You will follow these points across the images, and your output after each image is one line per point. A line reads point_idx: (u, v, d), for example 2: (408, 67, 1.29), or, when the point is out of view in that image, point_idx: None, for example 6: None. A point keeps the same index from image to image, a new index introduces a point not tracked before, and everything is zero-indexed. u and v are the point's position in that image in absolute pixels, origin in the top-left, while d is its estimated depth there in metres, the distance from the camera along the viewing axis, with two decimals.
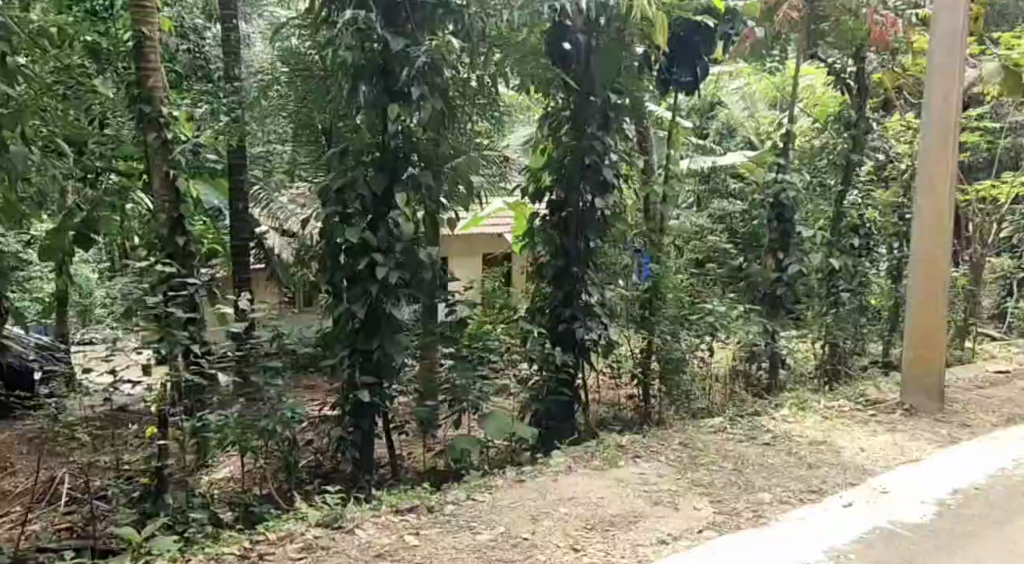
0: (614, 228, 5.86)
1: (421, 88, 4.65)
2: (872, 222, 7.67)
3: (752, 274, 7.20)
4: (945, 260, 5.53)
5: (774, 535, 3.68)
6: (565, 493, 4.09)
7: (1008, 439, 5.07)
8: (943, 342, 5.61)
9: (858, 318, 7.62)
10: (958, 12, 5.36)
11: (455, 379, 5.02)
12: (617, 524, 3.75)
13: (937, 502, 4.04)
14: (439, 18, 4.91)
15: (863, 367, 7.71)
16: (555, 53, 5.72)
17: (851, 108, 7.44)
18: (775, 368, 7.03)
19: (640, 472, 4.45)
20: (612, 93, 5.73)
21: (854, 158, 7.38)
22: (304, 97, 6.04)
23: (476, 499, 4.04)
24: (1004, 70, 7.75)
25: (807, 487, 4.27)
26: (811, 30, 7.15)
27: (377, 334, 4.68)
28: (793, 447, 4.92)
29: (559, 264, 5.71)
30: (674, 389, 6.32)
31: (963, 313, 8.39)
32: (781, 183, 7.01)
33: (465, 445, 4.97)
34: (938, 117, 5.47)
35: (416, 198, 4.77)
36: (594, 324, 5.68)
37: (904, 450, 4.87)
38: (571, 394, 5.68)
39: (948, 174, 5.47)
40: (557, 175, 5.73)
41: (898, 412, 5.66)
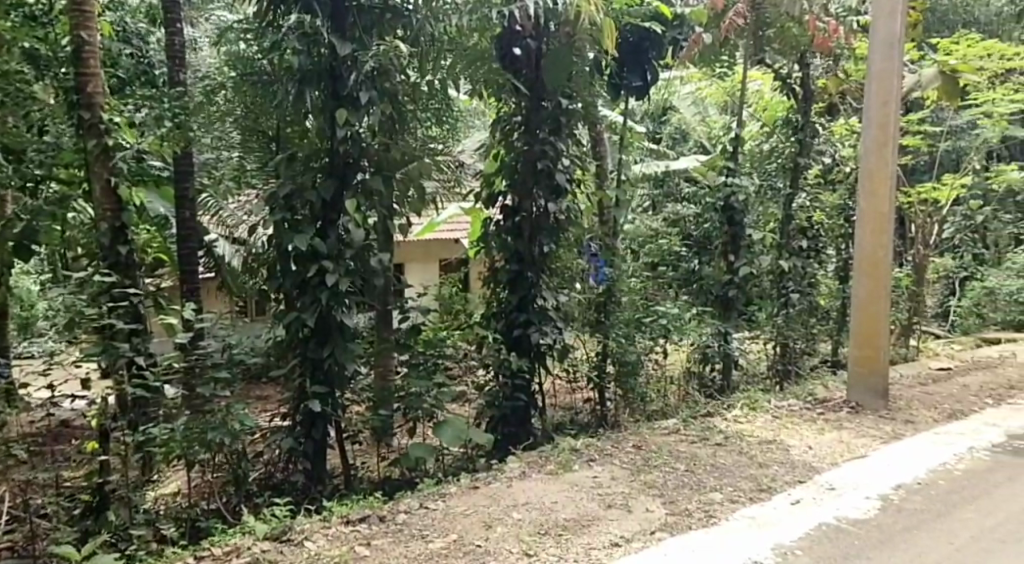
0: (568, 232, 5.88)
1: (370, 92, 4.64)
2: (820, 224, 7.84)
3: (705, 275, 7.30)
4: (888, 261, 5.65)
5: (726, 535, 3.71)
6: (518, 498, 4.10)
7: (950, 434, 5.20)
8: (886, 342, 5.73)
9: (808, 319, 7.76)
10: (896, 19, 5.50)
11: (410, 386, 5.00)
12: (569, 528, 3.76)
13: (881, 497, 4.12)
14: (387, 24, 4.89)
15: (813, 367, 7.88)
16: (504, 57, 5.75)
17: (797, 112, 7.60)
18: (729, 369, 7.13)
19: (594, 476, 4.46)
20: (563, 98, 5.74)
21: (802, 161, 7.57)
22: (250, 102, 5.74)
23: (429, 507, 4.01)
24: (942, 75, 8.07)
25: (757, 486, 4.32)
26: (758, 35, 7.25)
27: (329, 342, 4.65)
28: (744, 446, 4.98)
29: (513, 269, 5.72)
30: (630, 392, 6.36)
31: (907, 312, 8.59)
32: (730, 187, 7.15)
33: (421, 453, 4.91)
34: (878, 121, 5.59)
35: (365, 202, 4.69)
36: (549, 329, 5.68)
37: (851, 447, 4.97)
38: (527, 398, 5.68)
39: (889, 176, 5.60)
40: (511, 179, 5.74)
41: (845, 409, 5.78)
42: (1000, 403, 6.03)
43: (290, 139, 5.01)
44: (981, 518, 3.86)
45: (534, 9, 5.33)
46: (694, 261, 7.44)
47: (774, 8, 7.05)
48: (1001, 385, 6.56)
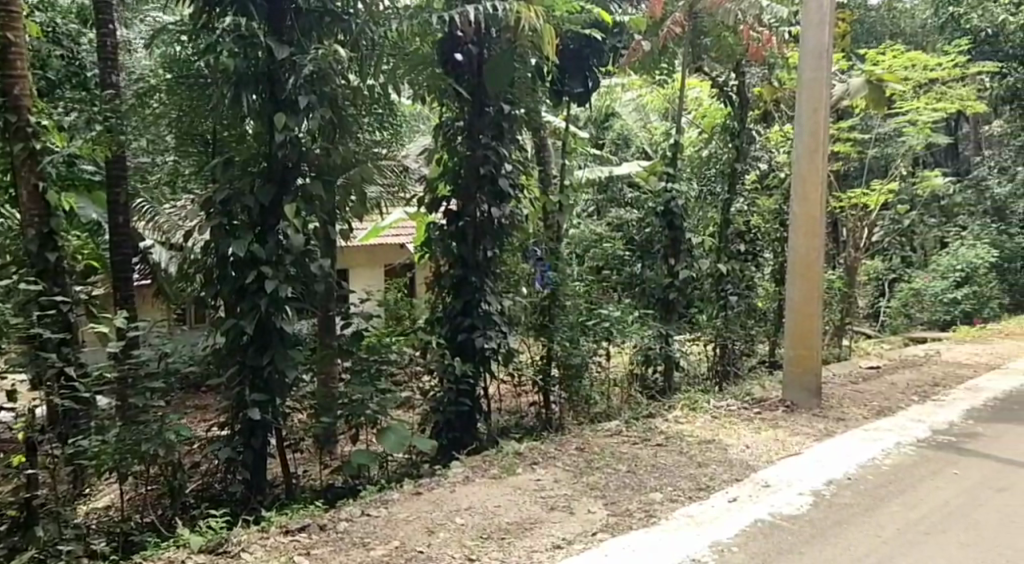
0: (511, 238, 5.92)
1: (310, 97, 4.58)
2: (758, 228, 8.04)
3: (647, 279, 7.40)
4: (820, 264, 5.81)
5: (666, 535, 3.78)
6: (460, 503, 4.11)
7: (879, 430, 5.38)
8: (820, 342, 5.89)
9: (746, 320, 7.95)
10: (825, 29, 5.68)
11: (353, 393, 4.98)
12: (512, 531, 3.79)
13: (814, 493, 4.25)
14: (326, 27, 4.85)
15: (751, 368, 8.09)
16: (447, 63, 5.78)
17: (734, 119, 7.81)
18: (670, 371, 7.25)
19: (537, 479, 4.50)
20: (505, 103, 5.78)
21: (739, 167, 7.78)
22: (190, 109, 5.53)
23: (371, 514, 4.00)
24: (868, 85, 8.35)
25: (696, 485, 4.41)
26: (696, 43, 7.41)
27: (269, 349, 4.59)
28: (683, 447, 5.08)
29: (457, 274, 5.72)
30: (574, 394, 6.42)
31: (840, 313, 8.85)
32: (670, 193, 7.28)
33: (363, 460, 4.89)
34: (809, 127, 5.76)
35: (305, 207, 4.64)
36: (493, 333, 5.72)
37: (786, 444, 5.11)
38: (472, 403, 5.69)
39: (820, 182, 5.76)
40: (454, 184, 5.75)
41: (781, 409, 5.93)
42: (926, 399, 6.27)
43: (228, 143, 4.95)
44: (906, 511, 4.00)
45: (474, 14, 5.35)
46: (638, 264, 7.47)
47: (711, 16, 7.20)
48: (926, 382, 6.82)
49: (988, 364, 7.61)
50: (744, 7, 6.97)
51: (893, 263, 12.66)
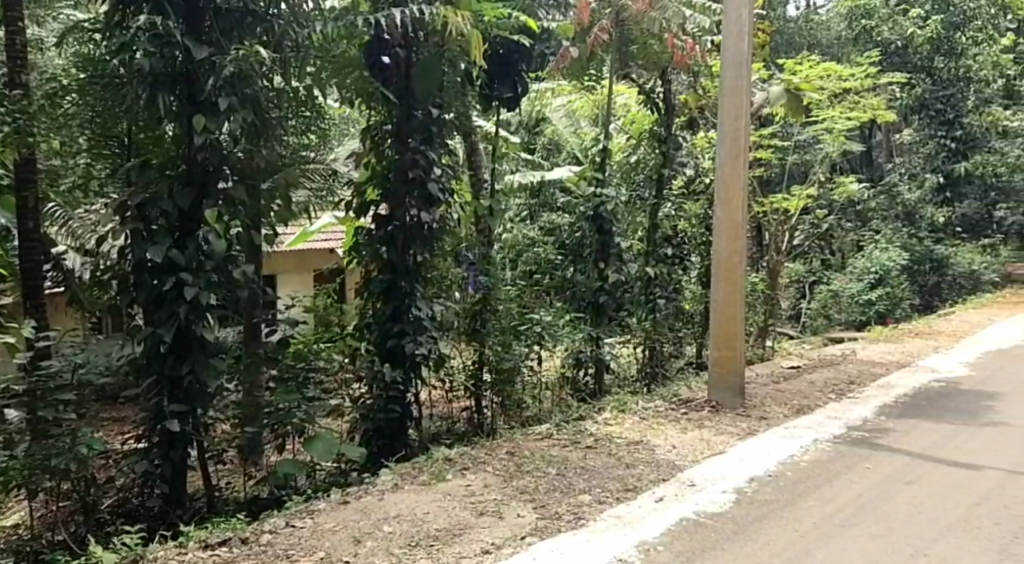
0: (441, 242, 5.89)
1: (230, 98, 4.47)
2: (685, 232, 8.22)
3: (577, 282, 7.48)
4: (743, 266, 5.94)
5: (593, 536, 3.81)
6: (389, 511, 4.06)
7: (799, 428, 5.53)
8: (743, 343, 6.02)
9: (674, 322, 8.09)
10: (743, 40, 5.85)
11: (279, 402, 4.90)
12: (441, 538, 3.76)
13: (736, 490, 4.34)
14: (249, 27, 4.75)
15: (679, 369, 8.26)
16: (374, 66, 5.75)
17: (660, 125, 7.98)
18: (600, 373, 7.34)
19: (467, 484, 4.48)
20: (434, 107, 5.75)
21: (666, 172, 7.98)
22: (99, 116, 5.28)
23: (296, 525, 3.93)
24: (787, 93, 8.65)
25: (623, 486, 4.46)
26: (623, 51, 7.56)
27: (188, 358, 4.47)
28: (612, 448, 5.13)
29: (387, 279, 5.66)
30: (506, 399, 6.41)
31: (763, 314, 9.11)
32: (600, 197, 7.35)
33: (289, 469, 4.80)
34: (730, 134, 5.90)
35: (227, 212, 4.53)
36: (423, 339, 5.64)
37: (711, 444, 5.21)
38: (401, 410, 5.63)
39: (741, 186, 5.91)
40: (383, 188, 5.70)
41: (706, 409, 6.05)
42: (842, 397, 6.48)
43: (143, 144, 4.89)
44: (821, 505, 4.12)
45: (400, 18, 5.34)
46: (569, 268, 7.56)
47: (637, 24, 7.37)
48: (843, 380, 7.05)
49: (901, 362, 7.92)
50: (669, 15, 7.12)
51: (813, 265, 13.08)
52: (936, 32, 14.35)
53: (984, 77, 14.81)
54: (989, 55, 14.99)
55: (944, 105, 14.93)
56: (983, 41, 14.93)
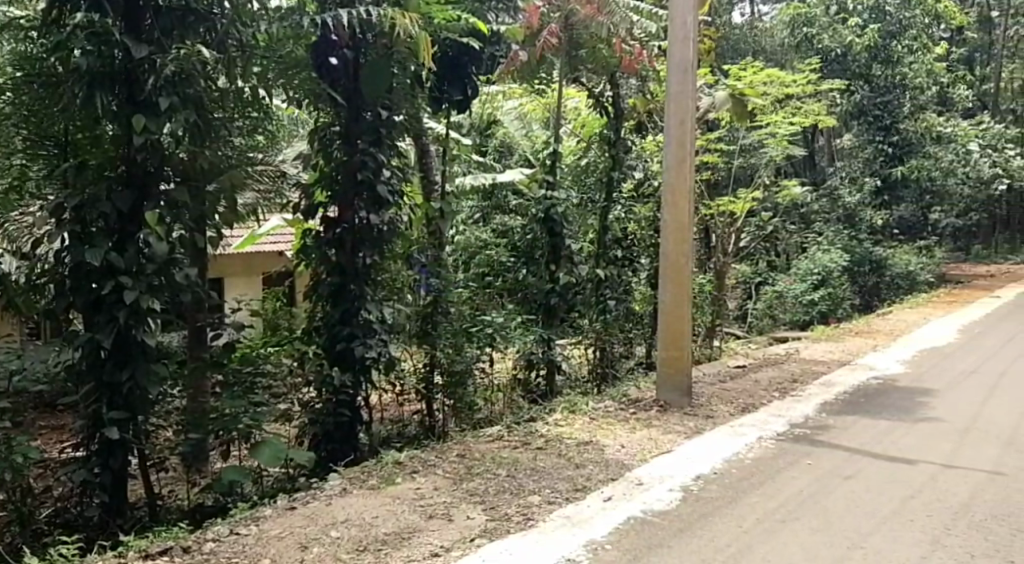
0: (391, 245, 5.84)
1: (171, 98, 4.39)
2: (635, 234, 8.31)
3: (529, 284, 7.48)
4: (689, 268, 6.02)
5: (542, 537, 3.82)
6: (337, 516, 4.02)
7: (743, 426, 5.63)
8: (690, 344, 6.09)
9: (624, 323, 8.16)
10: (689, 46, 5.93)
11: (225, 407, 4.87)
12: (390, 542, 3.74)
13: (683, 489, 4.39)
14: (191, 26, 4.66)
15: (629, 369, 8.34)
16: (322, 67, 5.72)
17: (610, 129, 8.05)
18: (552, 375, 7.37)
19: (416, 488, 4.46)
20: (383, 109, 5.70)
21: (615, 175, 7.95)
22: (28, 118, 5.11)
23: (240, 533, 3.86)
24: (731, 99, 8.81)
25: (573, 486, 4.49)
26: (573, 55, 7.59)
27: (128, 364, 4.37)
28: (562, 449, 5.15)
29: (336, 282, 5.60)
30: (458, 402, 6.38)
31: (711, 314, 9.26)
32: (550, 200, 7.36)
33: (234, 477, 4.70)
34: (676, 138, 5.97)
35: (169, 214, 4.45)
36: (373, 342, 5.57)
37: (659, 443, 5.26)
38: (351, 414, 5.57)
39: (687, 189, 5.99)
40: (331, 190, 5.64)
41: (654, 409, 6.12)
42: (786, 395, 6.60)
43: (81, 145, 4.75)
44: (765, 501, 4.19)
45: (347, 19, 5.30)
46: (521, 270, 7.57)
47: (586, 29, 7.40)
48: (787, 379, 7.20)
49: (842, 360, 8.11)
50: (616, 19, 7.30)
51: (759, 266, 13.32)
52: (874, 39, 14.72)
53: (919, 84, 15.26)
54: (924, 62, 15.41)
55: (881, 111, 15.34)
56: (918, 49, 15.35)
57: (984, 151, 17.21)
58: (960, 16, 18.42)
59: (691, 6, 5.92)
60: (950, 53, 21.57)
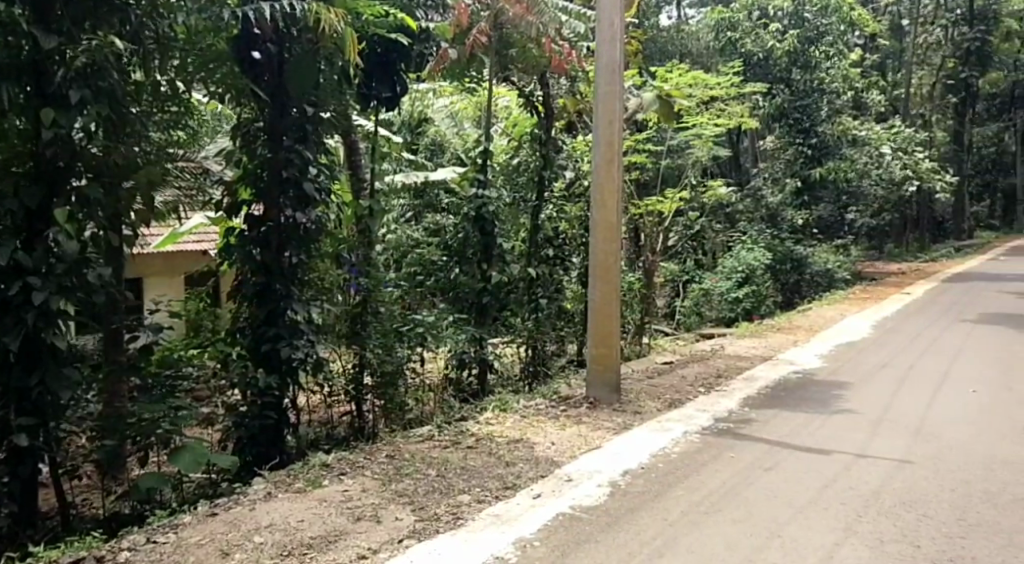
0: (318, 245, 5.73)
1: (82, 91, 4.22)
2: (567, 233, 8.37)
3: (460, 283, 7.44)
4: (618, 265, 6.07)
5: (470, 536, 3.79)
6: (260, 521, 3.92)
7: (669, 421, 5.72)
8: (619, 341, 6.15)
9: (555, 322, 8.21)
10: (616, 46, 5.99)
11: (143, 412, 4.72)
12: (315, 546, 3.66)
13: (611, 484, 4.43)
14: (102, 17, 4.50)
15: (561, 367, 8.39)
16: (245, 62, 5.58)
17: (540, 128, 8.10)
18: (483, 373, 7.36)
19: (343, 490, 4.39)
20: (308, 104, 5.59)
21: (547, 174, 8.04)
22: None
23: (157, 541, 3.74)
24: (659, 99, 8.98)
25: (503, 484, 4.48)
26: (502, 54, 7.58)
27: (38, 368, 4.20)
28: (493, 447, 5.14)
29: (260, 281, 5.47)
30: (389, 403, 6.30)
31: (639, 313, 9.41)
32: (481, 199, 7.33)
33: (153, 483, 4.56)
34: (604, 136, 6.02)
35: (80, 211, 4.29)
36: (300, 342, 5.46)
37: (588, 439, 5.30)
38: (277, 416, 5.46)
39: (615, 187, 6.03)
40: (256, 188, 5.51)
41: (584, 406, 6.16)
42: (710, 390, 6.73)
43: None
44: (689, 494, 4.26)
45: (270, 12, 5.17)
46: (452, 269, 7.50)
47: (515, 28, 7.40)
48: (711, 374, 7.34)
49: (765, 356, 8.30)
50: (546, 19, 7.23)
51: (686, 265, 13.56)
52: (794, 45, 15.17)
53: (837, 88, 15.81)
54: (841, 68, 15.89)
55: (801, 114, 15.75)
56: (834, 55, 15.78)
57: (897, 153, 17.79)
58: (874, 25, 19.17)
59: (618, 7, 5.97)
60: (865, 60, 22.44)
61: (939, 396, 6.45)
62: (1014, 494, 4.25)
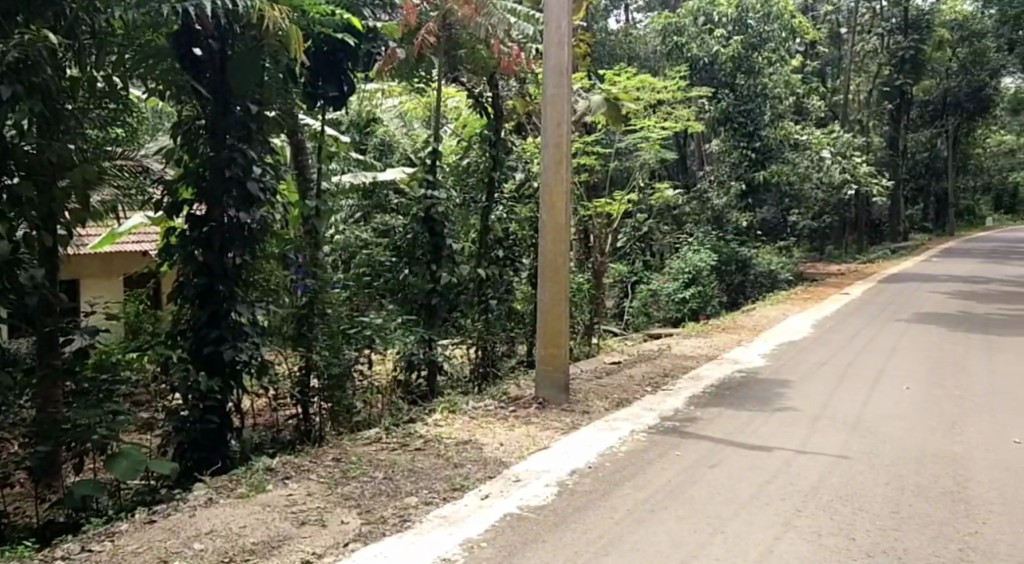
0: (264, 245, 5.61)
1: (14, 86, 4.07)
2: (518, 234, 8.36)
3: (409, 284, 7.33)
4: (566, 266, 6.09)
5: (417, 539, 3.76)
6: (201, 527, 3.83)
7: (617, 420, 5.75)
8: (567, 341, 6.17)
9: (505, 323, 8.20)
10: (563, 49, 6.01)
11: (79, 417, 4.58)
12: (257, 551, 3.59)
13: (559, 483, 4.44)
14: (36, 9, 4.36)
15: (510, 368, 8.40)
16: (186, 59, 5.47)
17: (490, 130, 8.09)
18: (433, 375, 7.32)
19: (288, 494, 4.31)
20: (252, 103, 5.49)
21: (496, 175, 8.04)
22: None
23: (93, 549, 3.63)
24: (607, 102, 9.08)
25: (451, 485, 4.45)
26: (451, 54, 7.57)
27: None
28: (441, 449, 5.11)
29: (203, 282, 5.34)
30: (336, 405, 6.18)
31: (588, 313, 9.47)
32: (430, 200, 7.24)
33: (87, 490, 4.42)
34: (552, 138, 6.04)
35: (11, 211, 4.19)
36: (244, 345, 5.36)
37: (537, 439, 5.31)
38: (220, 420, 5.35)
39: (563, 189, 6.05)
40: (197, 187, 5.40)
41: (533, 406, 6.16)
42: (657, 389, 6.80)
43: None
44: (636, 492, 4.29)
45: (212, 8, 5.07)
46: (401, 270, 7.42)
47: (464, 29, 7.39)
48: (658, 373, 7.42)
49: (710, 355, 8.43)
50: (495, 21, 7.23)
51: (635, 266, 13.70)
52: (738, 50, 15.44)
53: (779, 94, 16.13)
54: (783, 74, 16.22)
55: (745, 118, 16.01)
56: (777, 61, 16.10)
57: (836, 157, 18.20)
58: (815, 33, 19.62)
59: (566, 10, 6.00)
60: (806, 66, 22.96)
61: (876, 393, 6.62)
62: (946, 487, 4.37)
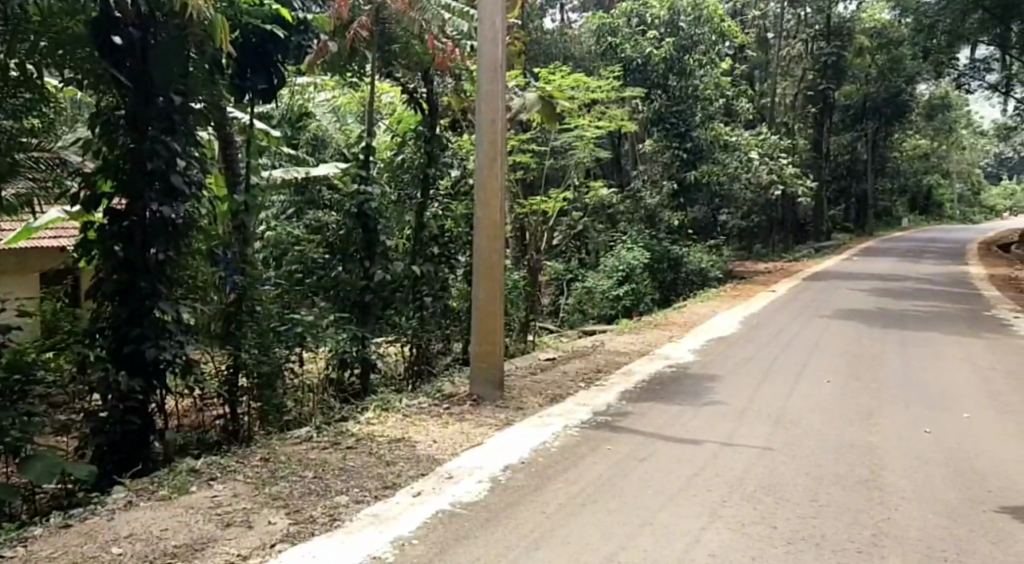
0: (189, 240, 5.42)
1: None
2: (454, 232, 8.23)
3: (341, 281, 7.21)
4: (501, 264, 6.08)
5: (347, 537, 3.70)
6: (120, 531, 3.70)
7: (550, 416, 5.76)
8: (501, 339, 6.17)
9: (440, 321, 8.14)
10: (497, 45, 6.00)
11: None
12: (179, 554, 3.47)
13: (491, 479, 4.43)
14: None
15: (445, 365, 8.35)
16: (104, 46, 5.22)
17: (424, 126, 8.01)
18: (366, 373, 7.22)
19: (212, 495, 4.20)
20: (176, 94, 5.30)
21: (431, 172, 7.96)
22: None
23: (3, 556, 3.47)
24: (541, 101, 9.18)
25: (382, 483, 4.40)
26: (385, 50, 7.45)
27: None
28: (373, 447, 5.05)
29: (123, 278, 5.17)
30: (265, 404, 6.07)
31: (523, 310, 9.47)
32: (363, 195, 7.19)
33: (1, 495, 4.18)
34: (487, 135, 6.02)
35: None
36: (168, 343, 5.19)
37: (470, 436, 5.28)
38: (141, 421, 5.20)
39: (498, 185, 6.04)
40: (117, 180, 5.21)
41: (467, 403, 6.13)
42: (590, 385, 6.85)
43: None
44: (568, 487, 4.30)
45: None
46: (335, 267, 7.30)
47: (397, 24, 7.30)
48: (591, 369, 7.48)
49: (642, 351, 8.54)
50: (428, 16, 7.19)
51: (571, 264, 13.71)
52: (669, 52, 15.63)
53: (709, 95, 16.45)
54: (713, 76, 16.58)
55: (677, 119, 16.29)
56: (708, 63, 16.43)
57: (765, 158, 18.66)
58: (743, 37, 20.08)
59: (500, 7, 5.99)
60: (735, 69, 23.45)
61: (801, 386, 6.80)
62: (861, 475, 4.51)
